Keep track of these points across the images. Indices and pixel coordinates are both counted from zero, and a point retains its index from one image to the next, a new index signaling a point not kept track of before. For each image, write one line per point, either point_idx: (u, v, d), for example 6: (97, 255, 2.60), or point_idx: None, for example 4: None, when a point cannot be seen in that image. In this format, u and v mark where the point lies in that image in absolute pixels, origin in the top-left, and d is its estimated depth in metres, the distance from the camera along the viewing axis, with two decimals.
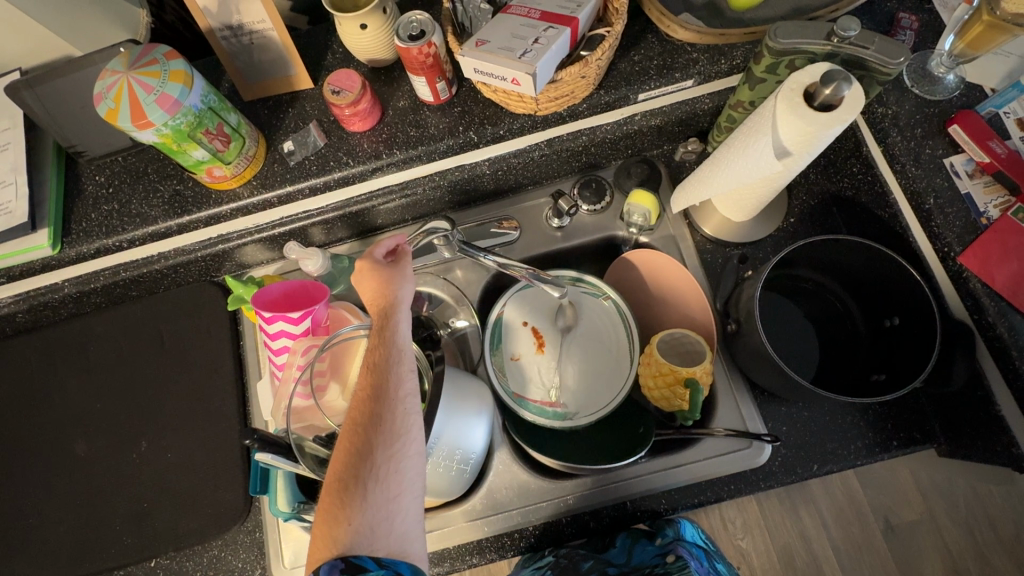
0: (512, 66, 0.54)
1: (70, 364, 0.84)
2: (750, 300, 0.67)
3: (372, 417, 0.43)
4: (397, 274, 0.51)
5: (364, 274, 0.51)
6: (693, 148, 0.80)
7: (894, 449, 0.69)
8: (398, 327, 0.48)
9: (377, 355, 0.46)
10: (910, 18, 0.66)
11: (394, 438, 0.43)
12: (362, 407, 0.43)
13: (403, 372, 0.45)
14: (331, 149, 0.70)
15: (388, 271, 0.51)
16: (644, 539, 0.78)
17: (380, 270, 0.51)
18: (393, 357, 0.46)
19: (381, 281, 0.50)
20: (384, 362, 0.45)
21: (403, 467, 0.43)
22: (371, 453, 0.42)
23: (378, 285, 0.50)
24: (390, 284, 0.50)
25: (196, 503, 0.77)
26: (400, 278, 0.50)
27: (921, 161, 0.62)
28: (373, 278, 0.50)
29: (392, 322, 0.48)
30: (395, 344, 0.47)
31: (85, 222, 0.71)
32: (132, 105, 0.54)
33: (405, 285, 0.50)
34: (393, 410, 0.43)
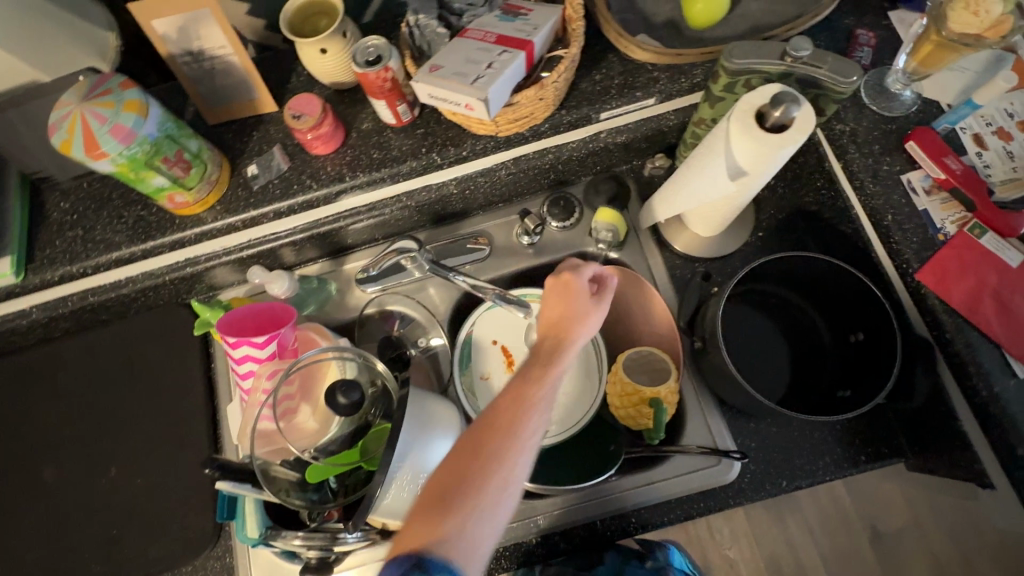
0: (463, 92, 0.54)
1: (40, 390, 0.84)
2: (715, 317, 0.67)
3: (526, 422, 0.46)
4: (594, 310, 0.56)
5: (561, 295, 0.56)
6: (661, 164, 0.81)
7: (863, 464, 0.69)
8: (569, 353, 0.53)
9: (539, 373, 0.50)
10: (867, 34, 0.66)
11: (529, 437, 0.46)
12: (516, 407, 0.47)
13: (554, 389, 0.50)
14: (295, 173, 0.70)
15: (578, 297, 0.56)
16: (636, 560, 0.78)
17: (569, 294, 0.56)
18: (549, 385, 0.50)
19: (572, 303, 0.56)
20: (534, 392, 0.48)
21: (522, 463, 0.45)
22: (502, 435, 0.45)
23: (568, 312, 0.55)
24: (577, 313, 0.55)
25: (167, 529, 0.77)
26: (591, 311, 0.55)
27: (879, 178, 0.62)
28: (568, 303, 0.56)
29: (571, 346, 0.53)
30: (559, 373, 0.51)
31: (49, 249, 0.71)
32: (84, 136, 0.54)
33: (590, 322, 0.55)
34: (538, 415, 0.47)
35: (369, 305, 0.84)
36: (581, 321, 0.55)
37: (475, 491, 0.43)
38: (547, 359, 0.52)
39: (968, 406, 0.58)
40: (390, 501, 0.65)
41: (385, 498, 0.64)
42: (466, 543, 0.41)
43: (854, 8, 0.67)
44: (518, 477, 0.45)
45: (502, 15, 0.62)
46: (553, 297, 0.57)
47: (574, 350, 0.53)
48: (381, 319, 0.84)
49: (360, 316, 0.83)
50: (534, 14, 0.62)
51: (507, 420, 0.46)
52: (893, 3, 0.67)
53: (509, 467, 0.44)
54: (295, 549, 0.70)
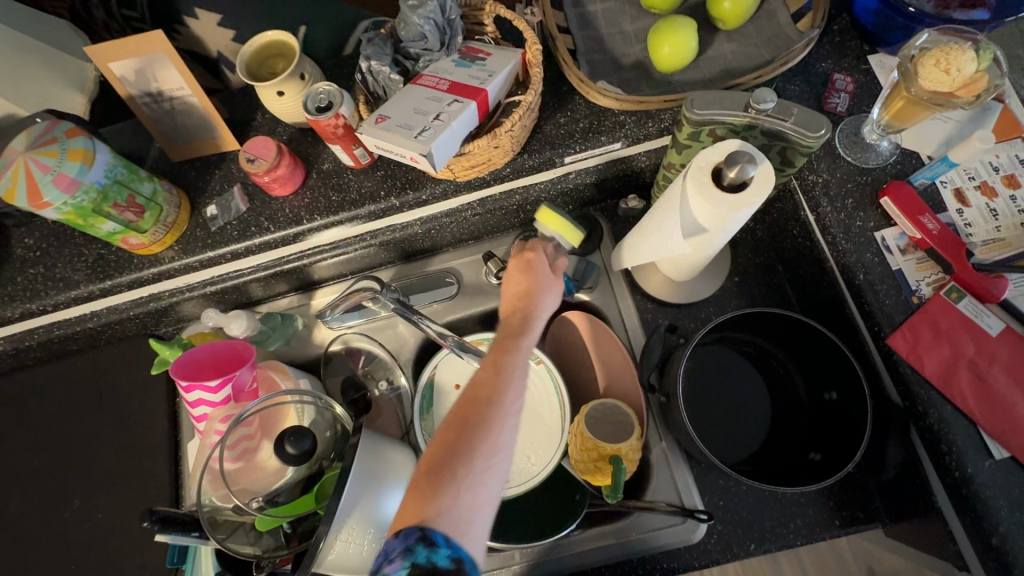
0: (407, 146, 0.52)
1: (10, 418, 0.84)
2: (677, 373, 0.64)
3: (497, 394, 0.44)
4: (551, 283, 0.55)
5: (524, 270, 0.55)
6: (635, 204, 0.78)
7: (838, 529, 0.66)
8: (533, 328, 0.50)
9: (506, 343, 0.48)
10: (845, 79, 0.63)
11: (510, 406, 0.43)
12: (492, 369, 0.45)
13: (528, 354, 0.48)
14: (253, 215, 0.69)
15: (540, 272, 0.54)
16: None
17: (534, 269, 0.54)
18: (520, 356, 0.47)
19: (534, 275, 0.54)
20: (508, 362, 0.46)
21: (511, 433, 0.43)
22: (487, 407, 0.43)
23: (529, 287, 0.53)
24: (538, 287, 0.53)
25: (123, 568, 0.76)
26: (550, 284, 0.54)
27: (852, 234, 0.58)
28: (529, 278, 0.54)
29: (530, 322, 0.51)
30: (526, 347, 0.48)
31: (11, 285, 0.71)
32: (28, 186, 0.54)
33: (552, 297, 0.54)
34: (515, 385, 0.45)
35: (334, 342, 0.82)
36: (539, 299, 0.53)
37: (468, 462, 0.40)
38: (515, 332, 0.49)
39: (942, 485, 0.54)
40: (335, 553, 0.62)
41: (331, 551, 0.61)
42: (458, 518, 0.38)
43: (832, 51, 0.64)
44: (512, 444, 0.43)
45: (459, 59, 0.60)
46: (515, 272, 0.55)
47: (536, 325, 0.51)
48: (347, 356, 0.82)
49: (325, 353, 0.83)
50: (491, 59, 0.60)
51: (485, 392, 0.44)
52: (874, 46, 0.64)
53: (490, 438, 0.41)
54: None
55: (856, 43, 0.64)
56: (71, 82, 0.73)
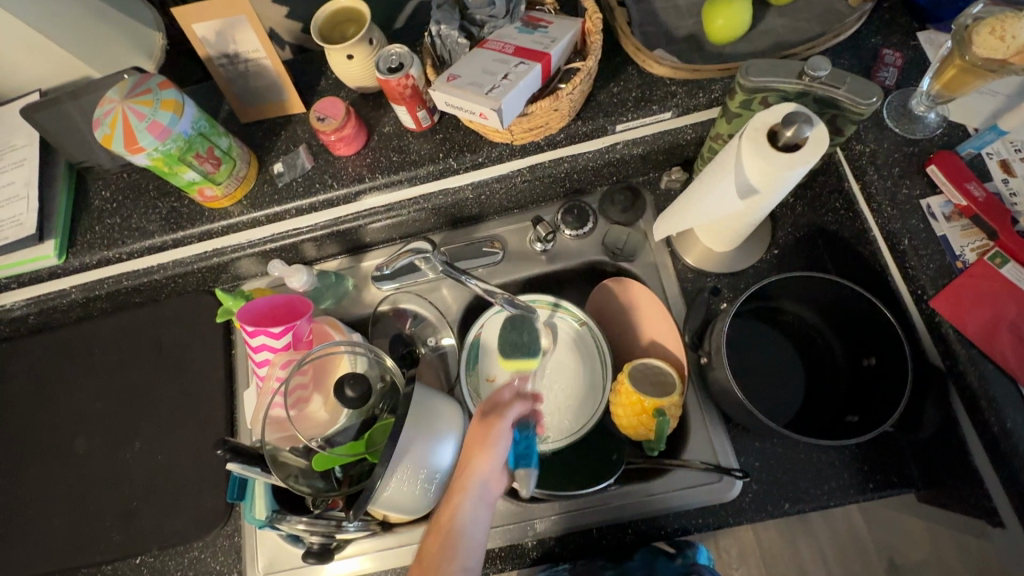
0: (479, 102, 0.56)
1: (74, 365, 0.90)
2: (721, 334, 0.66)
3: (435, 566, 0.52)
4: (495, 444, 0.57)
5: (469, 442, 0.58)
6: (677, 177, 0.81)
7: (870, 492, 0.67)
8: (472, 487, 0.55)
9: (451, 493, 0.55)
10: (894, 54, 0.65)
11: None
12: (436, 535, 0.54)
13: (471, 500, 0.55)
14: (318, 172, 0.74)
15: (478, 446, 0.57)
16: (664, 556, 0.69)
17: (474, 442, 0.57)
18: (458, 534, 0.54)
19: (474, 449, 0.57)
20: (449, 512, 0.54)
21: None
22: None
23: (469, 460, 0.57)
24: (476, 467, 0.56)
25: (181, 506, 0.80)
26: (490, 448, 0.56)
27: (897, 201, 0.61)
28: (472, 446, 0.57)
29: (468, 489, 0.55)
30: (466, 514, 0.54)
31: (89, 234, 0.76)
32: (124, 132, 0.58)
33: (492, 461, 0.56)
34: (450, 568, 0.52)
35: (383, 302, 0.86)
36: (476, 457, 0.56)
37: None
38: (456, 493, 0.56)
39: (980, 441, 0.56)
40: (390, 491, 0.66)
41: (386, 489, 0.65)
42: None
43: (882, 27, 0.66)
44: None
45: (522, 27, 0.63)
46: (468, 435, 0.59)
47: (480, 479, 0.56)
48: (394, 317, 0.86)
49: (373, 313, 0.86)
50: (553, 27, 0.63)
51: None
52: (924, 23, 0.66)
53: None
54: (300, 534, 0.72)
55: (906, 19, 0.66)
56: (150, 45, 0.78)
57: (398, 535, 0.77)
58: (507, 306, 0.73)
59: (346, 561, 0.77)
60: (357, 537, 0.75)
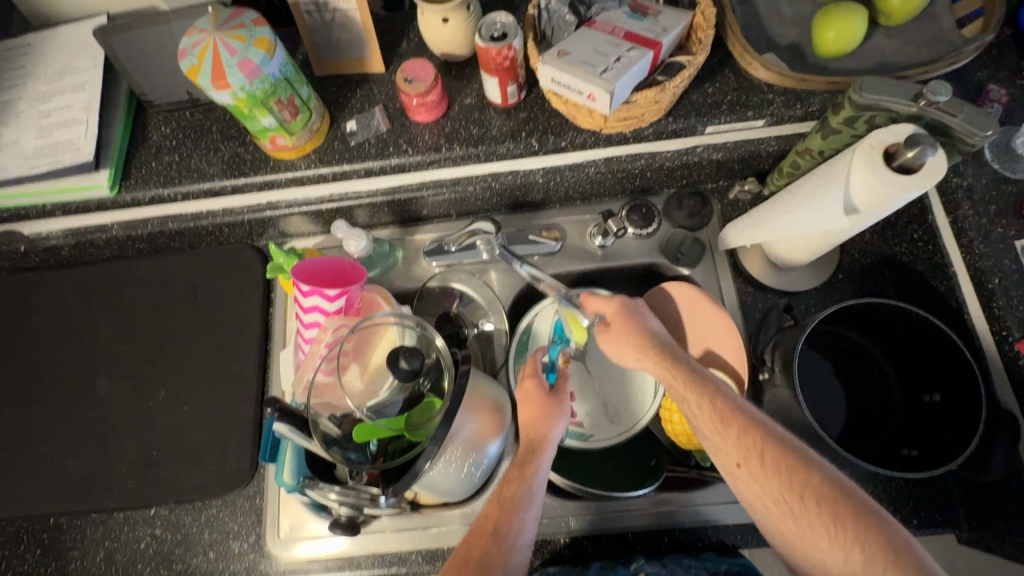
0: (591, 82, 0.54)
1: (103, 304, 0.86)
2: (789, 351, 0.65)
3: (508, 515, 0.56)
4: (558, 413, 0.63)
5: (533, 403, 0.63)
6: (749, 188, 0.79)
7: (913, 528, 0.66)
8: (538, 452, 0.60)
9: (514, 476, 0.59)
10: (1000, 91, 0.63)
11: (515, 538, 0.55)
12: (498, 518, 0.56)
13: (534, 486, 0.58)
14: (393, 136, 0.71)
15: (540, 408, 0.63)
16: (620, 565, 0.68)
17: (536, 405, 0.63)
18: (529, 486, 0.58)
19: (535, 412, 0.63)
20: (513, 499, 0.57)
21: (521, 541, 0.56)
22: (503, 522, 0.56)
23: (536, 419, 0.62)
24: (546, 425, 0.62)
25: (203, 461, 0.78)
26: (552, 415, 0.62)
27: (990, 240, 0.61)
28: (537, 409, 0.63)
29: (533, 456, 0.60)
30: (537, 471, 0.59)
31: (145, 169, 0.72)
32: (213, 65, 0.55)
33: (559, 424, 0.62)
34: (522, 514, 0.56)
35: (432, 279, 0.84)
36: (538, 424, 0.62)
37: None
38: (518, 473, 0.59)
39: None
40: (435, 472, 0.65)
41: (431, 470, 0.64)
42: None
43: (989, 61, 0.65)
44: (525, 542, 0.56)
45: (631, 12, 0.61)
46: (524, 408, 0.64)
47: (543, 449, 0.60)
48: (442, 295, 0.84)
49: (421, 288, 0.84)
50: (663, 16, 0.60)
51: (495, 523, 0.56)
52: None
53: (507, 533, 0.55)
54: (327, 503, 0.70)
55: (1014, 57, 0.65)
56: None
57: (423, 516, 0.75)
58: (562, 302, 0.70)
59: (333, 539, 0.74)
60: (384, 513, 0.72)
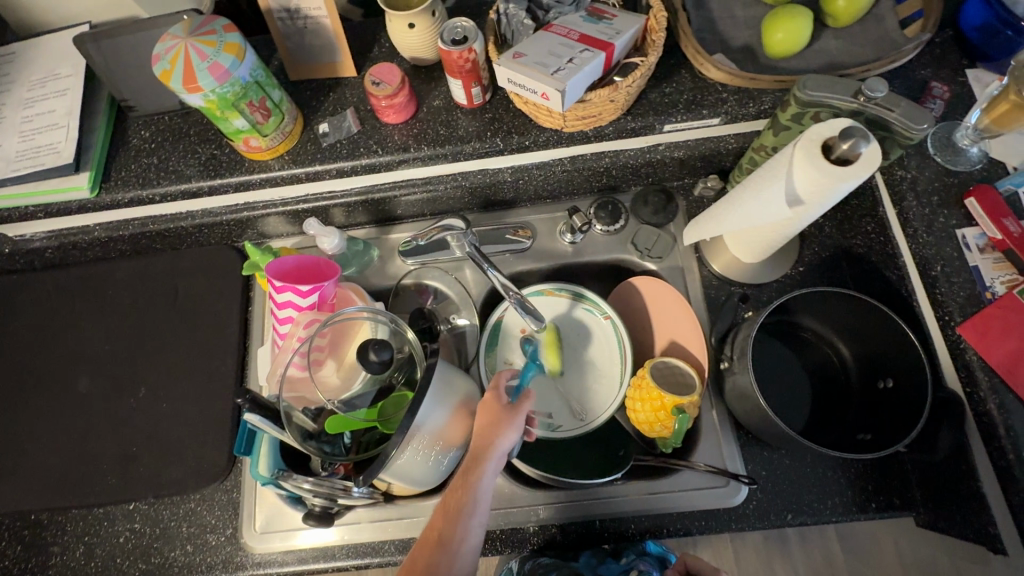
0: (544, 81, 0.57)
1: (86, 304, 0.88)
2: (745, 340, 0.67)
3: (449, 521, 0.54)
4: (510, 421, 0.60)
5: (487, 411, 0.61)
6: (712, 185, 0.82)
7: (872, 511, 0.68)
8: (483, 457, 0.57)
9: (459, 484, 0.56)
10: (942, 88, 0.67)
11: (457, 548, 0.53)
12: (440, 530, 0.54)
13: (480, 493, 0.56)
14: (363, 137, 0.74)
15: (489, 414, 0.60)
16: (610, 558, 0.74)
17: (486, 411, 0.61)
18: (473, 493, 0.56)
19: (485, 417, 0.60)
20: (456, 508, 0.55)
21: (465, 550, 0.54)
22: (442, 529, 0.54)
23: (487, 426, 0.59)
24: (496, 433, 0.59)
25: (181, 456, 0.80)
26: (498, 419, 0.59)
27: (933, 229, 0.64)
28: (490, 417, 0.60)
29: (475, 462, 0.57)
30: (482, 479, 0.56)
31: (124, 171, 0.75)
32: (184, 68, 0.58)
33: (510, 434, 0.59)
34: (467, 523, 0.54)
35: (406, 276, 0.86)
36: (487, 430, 0.59)
37: None
38: (463, 481, 0.56)
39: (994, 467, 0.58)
40: (403, 461, 0.66)
41: (398, 459, 0.65)
42: None
43: (931, 60, 0.68)
44: (469, 550, 0.54)
45: (587, 16, 0.64)
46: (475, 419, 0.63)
47: (489, 455, 0.57)
48: (416, 292, 0.86)
49: (395, 285, 0.86)
50: (617, 20, 0.63)
51: (439, 533, 0.54)
52: (973, 61, 0.68)
53: (446, 541, 0.53)
54: (302, 494, 0.71)
55: (955, 56, 0.69)
56: None
57: (396, 507, 0.76)
58: (517, 307, 0.72)
59: (318, 531, 0.75)
60: (357, 504, 0.74)
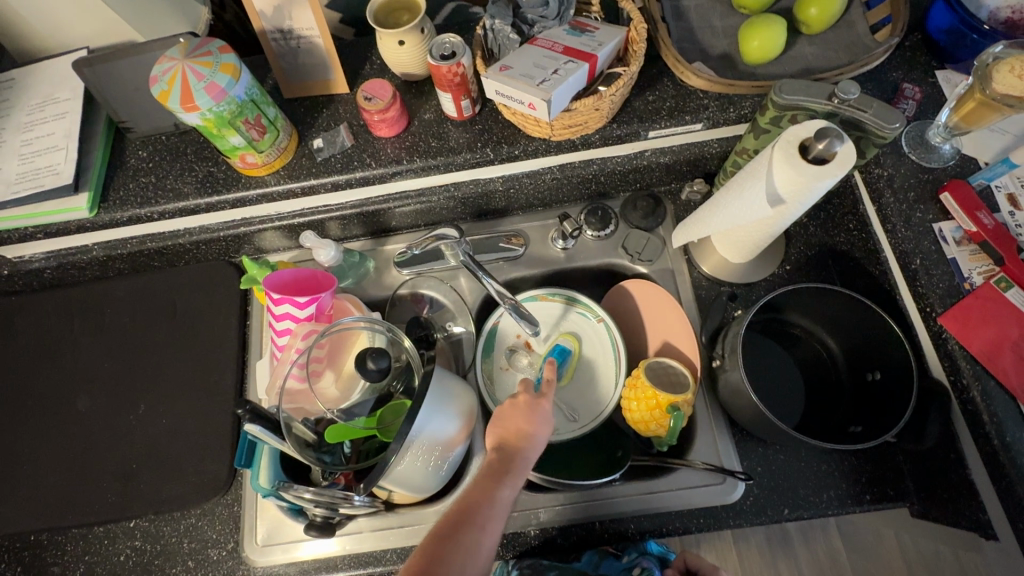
0: (530, 92, 0.60)
1: (85, 323, 0.89)
2: (734, 338, 0.69)
3: (488, 515, 0.53)
4: (545, 426, 0.61)
5: (528, 411, 0.61)
6: (699, 188, 0.84)
7: (867, 503, 0.69)
8: (526, 462, 0.58)
9: (495, 473, 0.56)
10: (913, 89, 0.70)
11: (485, 535, 0.53)
12: (471, 511, 0.53)
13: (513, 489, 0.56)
14: (357, 150, 0.76)
15: (540, 420, 0.61)
16: (612, 556, 0.75)
17: (539, 416, 0.61)
18: (507, 487, 0.56)
19: (538, 423, 0.61)
20: (491, 495, 0.55)
21: (489, 539, 0.53)
22: (481, 524, 0.53)
23: (528, 426, 0.60)
24: (535, 435, 0.60)
25: (181, 471, 0.80)
26: (547, 427, 0.61)
27: (911, 224, 0.66)
28: (529, 418, 0.61)
29: (522, 467, 0.58)
30: (517, 474, 0.57)
31: (123, 190, 0.76)
32: (181, 89, 0.60)
33: (545, 440, 0.61)
34: (497, 513, 0.54)
35: (402, 286, 0.87)
36: (536, 435, 0.60)
37: None
38: (499, 472, 0.56)
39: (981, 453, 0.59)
40: (402, 467, 0.66)
41: (398, 465, 0.66)
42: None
43: (902, 63, 0.71)
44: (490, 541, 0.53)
45: (570, 30, 0.66)
46: (510, 412, 0.62)
47: (529, 460, 0.59)
48: (412, 301, 0.87)
49: (392, 295, 0.87)
50: (599, 32, 0.66)
51: (471, 516, 0.53)
52: (942, 62, 0.71)
53: (484, 537, 0.52)
54: (303, 505, 0.71)
55: (925, 59, 0.71)
56: (184, 16, 0.77)
57: (397, 515, 0.76)
58: (512, 313, 0.73)
59: (321, 542, 0.76)
60: (359, 513, 0.74)
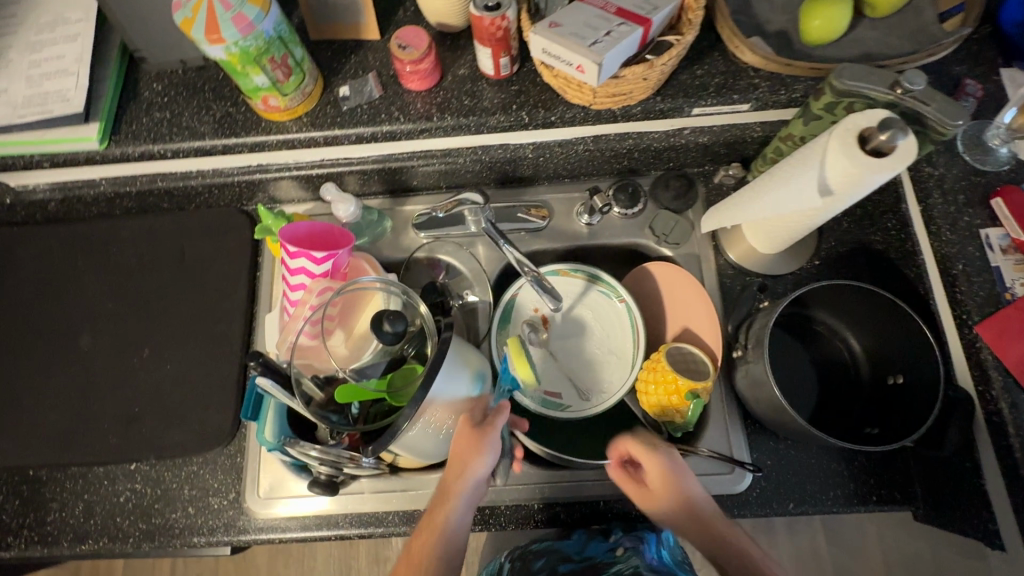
0: (580, 53, 0.56)
1: (89, 261, 0.86)
2: (761, 329, 0.67)
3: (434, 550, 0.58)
4: (484, 452, 0.61)
5: (464, 440, 0.62)
6: (734, 173, 0.81)
7: (872, 504, 0.69)
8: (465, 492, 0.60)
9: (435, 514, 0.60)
10: (976, 85, 0.66)
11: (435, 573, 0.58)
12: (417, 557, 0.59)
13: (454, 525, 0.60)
14: (384, 102, 0.72)
15: (485, 441, 0.61)
16: (599, 535, 0.75)
17: (473, 443, 0.61)
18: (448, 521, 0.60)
19: (471, 451, 0.61)
20: (430, 537, 0.59)
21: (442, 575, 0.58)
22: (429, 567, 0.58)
23: (465, 456, 0.61)
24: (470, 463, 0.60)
25: (184, 418, 0.79)
26: (482, 454, 0.60)
27: (958, 227, 0.65)
28: (467, 446, 0.61)
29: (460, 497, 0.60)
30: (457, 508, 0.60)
31: (135, 124, 0.72)
32: (207, 18, 0.56)
33: (484, 463, 0.60)
34: (442, 550, 0.59)
35: (419, 249, 0.85)
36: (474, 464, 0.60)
37: None
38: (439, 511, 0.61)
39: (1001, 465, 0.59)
40: (412, 434, 0.65)
41: (409, 431, 0.64)
42: None
43: (968, 57, 0.68)
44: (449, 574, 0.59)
45: None
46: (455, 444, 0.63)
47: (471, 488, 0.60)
48: (428, 266, 0.85)
49: (408, 259, 0.85)
50: None
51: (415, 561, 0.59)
52: (1009, 60, 0.68)
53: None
54: (307, 462, 0.70)
55: (992, 54, 0.68)
56: None
57: (400, 479, 0.76)
58: (534, 286, 0.72)
59: (315, 499, 0.76)
60: (362, 474, 0.74)
